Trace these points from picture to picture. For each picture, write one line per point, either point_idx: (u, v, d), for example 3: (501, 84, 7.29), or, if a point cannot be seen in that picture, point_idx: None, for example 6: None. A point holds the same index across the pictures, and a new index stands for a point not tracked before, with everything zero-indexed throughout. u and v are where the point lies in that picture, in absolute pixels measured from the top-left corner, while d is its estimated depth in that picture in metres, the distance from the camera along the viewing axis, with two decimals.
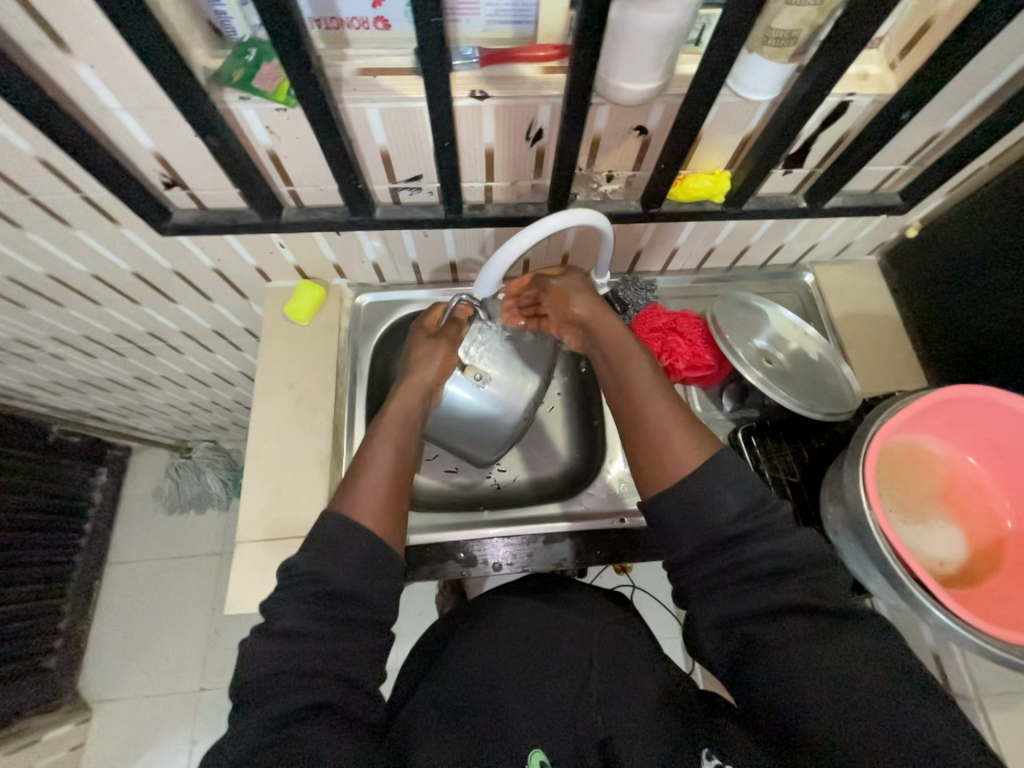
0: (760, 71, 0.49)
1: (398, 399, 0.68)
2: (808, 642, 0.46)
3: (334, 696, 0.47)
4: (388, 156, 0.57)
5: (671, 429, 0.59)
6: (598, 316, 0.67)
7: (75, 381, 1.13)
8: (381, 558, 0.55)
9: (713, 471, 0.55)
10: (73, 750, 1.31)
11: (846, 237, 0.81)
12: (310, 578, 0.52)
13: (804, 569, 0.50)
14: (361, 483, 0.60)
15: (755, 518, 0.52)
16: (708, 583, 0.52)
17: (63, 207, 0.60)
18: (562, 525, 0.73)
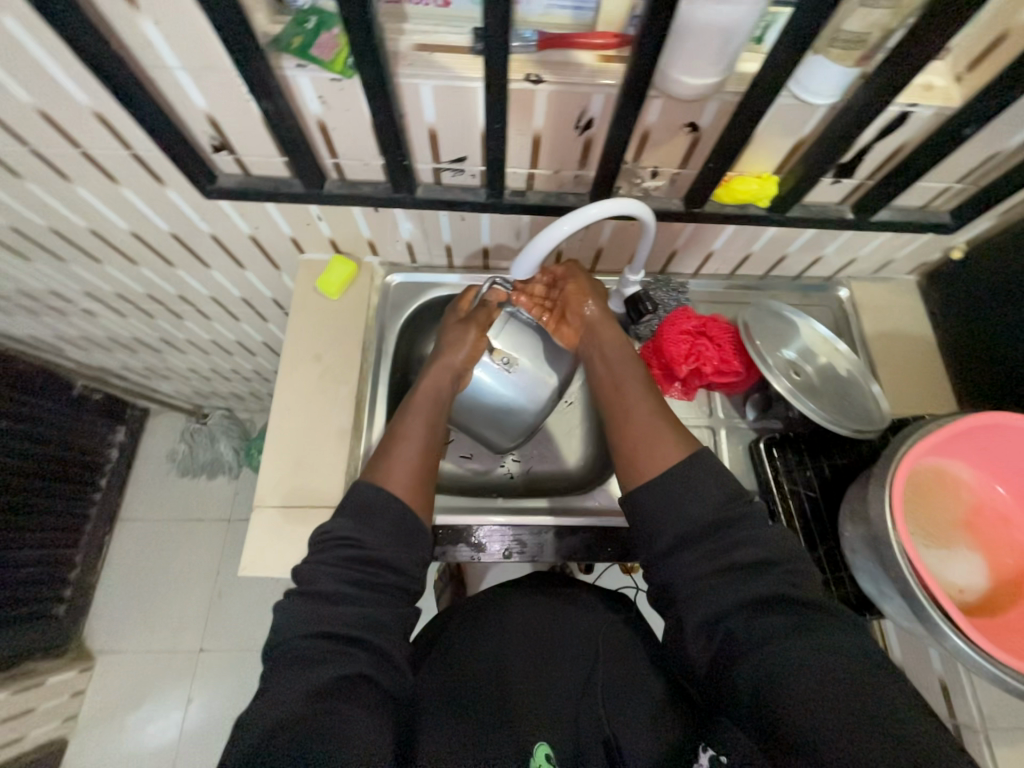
0: (823, 74, 0.48)
1: (428, 380, 0.70)
2: (791, 636, 0.45)
3: (366, 662, 0.50)
4: (435, 135, 0.57)
5: (662, 430, 0.59)
6: (606, 319, 0.70)
7: (104, 338, 1.15)
8: (410, 529, 0.58)
9: (695, 467, 0.55)
10: (74, 695, 1.35)
11: (887, 254, 0.79)
12: (346, 543, 0.55)
13: (784, 562, 0.50)
14: (393, 457, 0.63)
15: (735, 508, 0.53)
16: (691, 580, 0.50)
17: (113, 163, 0.61)
18: (550, 520, 0.72)
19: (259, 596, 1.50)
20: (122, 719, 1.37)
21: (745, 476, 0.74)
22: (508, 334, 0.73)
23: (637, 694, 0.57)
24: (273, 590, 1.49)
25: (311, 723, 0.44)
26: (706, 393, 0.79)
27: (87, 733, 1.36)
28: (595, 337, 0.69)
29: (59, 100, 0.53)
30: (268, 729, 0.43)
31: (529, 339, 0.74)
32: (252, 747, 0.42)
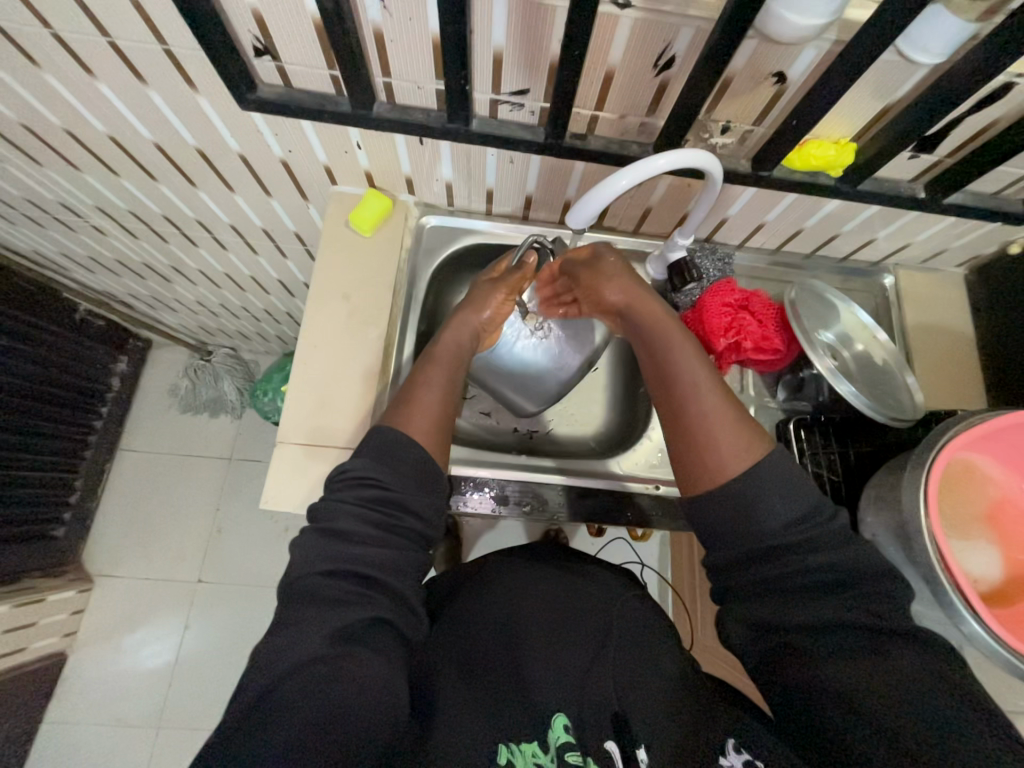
0: (937, 26, 0.44)
1: (444, 336, 0.66)
2: (855, 660, 0.45)
3: (385, 607, 0.50)
4: (501, 59, 0.52)
5: (729, 431, 0.53)
6: (636, 303, 0.61)
7: (110, 260, 1.10)
8: (431, 472, 0.56)
9: (765, 473, 0.51)
10: (73, 614, 1.38)
11: (942, 243, 0.76)
12: (366, 483, 0.54)
13: (859, 587, 0.47)
14: (412, 404, 0.60)
15: (805, 524, 0.49)
16: (746, 589, 0.50)
17: (142, 59, 0.56)
18: (557, 478, 0.72)
19: (257, 536, 1.51)
20: (120, 640, 1.41)
21: None
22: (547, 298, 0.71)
23: (652, 668, 0.57)
24: (273, 531, 1.51)
25: (335, 664, 0.44)
26: (739, 369, 0.78)
27: (86, 650, 1.40)
28: (632, 327, 0.61)
29: None
30: (297, 661, 0.44)
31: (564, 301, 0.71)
32: (276, 678, 0.43)
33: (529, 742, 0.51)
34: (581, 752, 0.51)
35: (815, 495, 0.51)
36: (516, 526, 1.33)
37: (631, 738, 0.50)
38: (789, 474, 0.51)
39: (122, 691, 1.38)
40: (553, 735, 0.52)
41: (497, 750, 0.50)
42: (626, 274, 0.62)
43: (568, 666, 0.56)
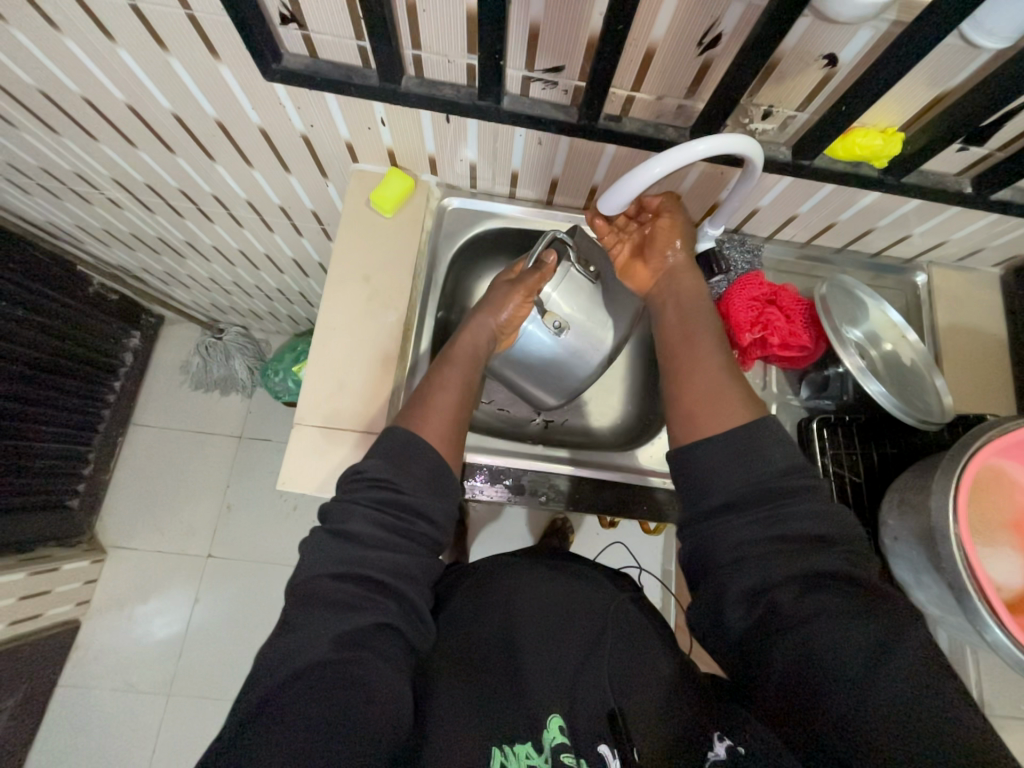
0: (1007, 10, 0.41)
1: (475, 326, 0.66)
2: (844, 619, 0.44)
3: (393, 612, 0.48)
4: (537, 33, 0.50)
5: (732, 392, 0.56)
6: (688, 266, 0.65)
7: (125, 234, 1.09)
8: (444, 477, 0.54)
9: (765, 430, 0.52)
10: (86, 583, 1.41)
11: (979, 241, 0.74)
12: (379, 485, 0.51)
13: (839, 542, 0.48)
14: (429, 404, 0.58)
15: (801, 478, 0.51)
16: (742, 548, 0.49)
17: (164, 24, 0.54)
18: (567, 466, 0.71)
19: (264, 515, 1.52)
20: (132, 610, 1.44)
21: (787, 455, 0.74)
22: (566, 289, 0.68)
23: (649, 671, 0.57)
24: (281, 508, 1.52)
25: (342, 671, 0.43)
26: (762, 366, 0.76)
27: (98, 619, 1.43)
28: (673, 283, 0.65)
29: None
30: (302, 666, 0.43)
31: (589, 295, 0.69)
32: (285, 682, 0.42)
33: (524, 743, 0.51)
34: (577, 753, 0.51)
35: None
36: (519, 515, 1.33)
37: (625, 736, 0.50)
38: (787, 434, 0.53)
39: (134, 659, 1.41)
40: (548, 736, 0.51)
41: (490, 753, 0.49)
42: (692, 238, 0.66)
43: (566, 668, 0.57)
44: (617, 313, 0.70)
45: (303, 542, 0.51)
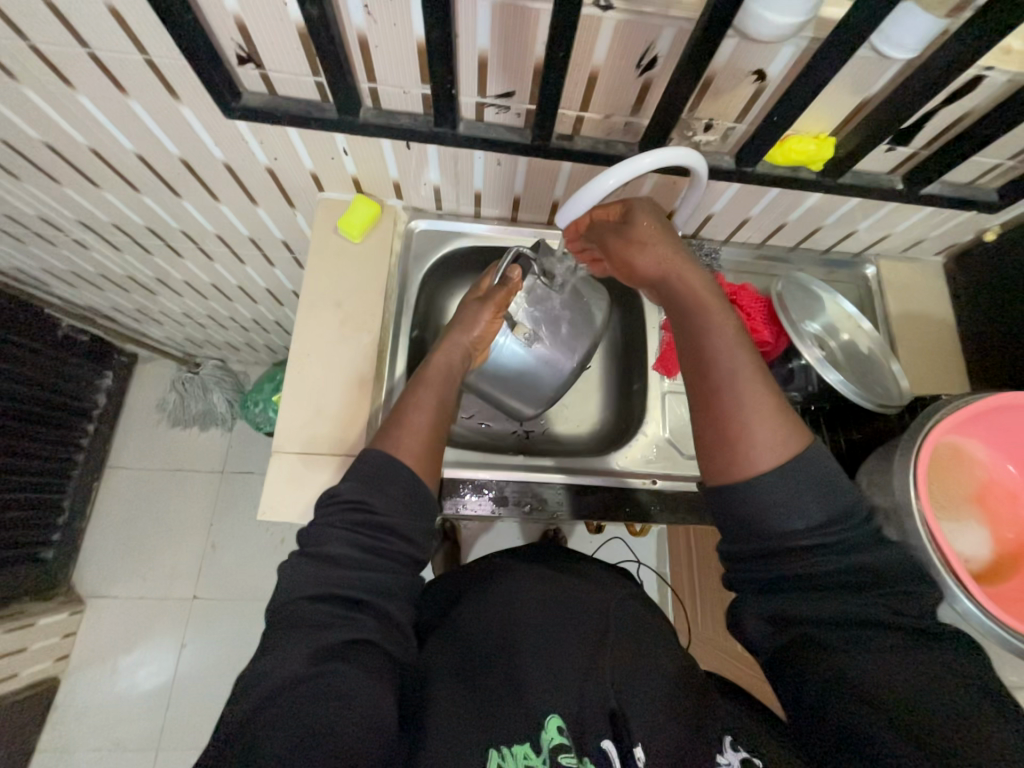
0: (909, 23, 0.45)
1: (446, 351, 0.66)
2: (880, 657, 0.43)
3: (370, 628, 0.47)
4: (486, 63, 0.53)
5: (766, 426, 0.49)
6: (674, 269, 0.55)
7: (93, 274, 1.08)
8: (422, 496, 0.54)
9: (797, 470, 0.47)
10: (65, 637, 1.35)
11: (920, 232, 0.78)
12: (356, 508, 0.51)
13: (882, 589, 0.46)
14: (401, 418, 0.59)
15: (842, 528, 0.47)
16: (770, 583, 0.48)
17: (123, 69, 0.55)
18: (558, 476, 0.72)
19: (250, 549, 1.49)
20: (115, 662, 1.38)
21: None
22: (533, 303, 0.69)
23: (648, 662, 0.56)
24: (268, 542, 1.49)
25: (317, 684, 0.42)
26: None
27: (79, 674, 1.37)
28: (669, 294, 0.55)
29: None
30: (278, 683, 0.42)
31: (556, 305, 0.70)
32: (267, 696, 0.42)
33: (521, 744, 0.50)
34: (576, 753, 0.50)
35: (850, 496, 0.48)
36: (512, 527, 1.33)
37: (627, 736, 0.50)
38: (825, 475, 0.48)
39: (119, 713, 1.35)
40: (545, 736, 0.50)
41: (487, 756, 0.49)
42: (665, 235, 0.56)
43: (566, 668, 0.55)
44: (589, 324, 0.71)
45: (281, 566, 0.50)
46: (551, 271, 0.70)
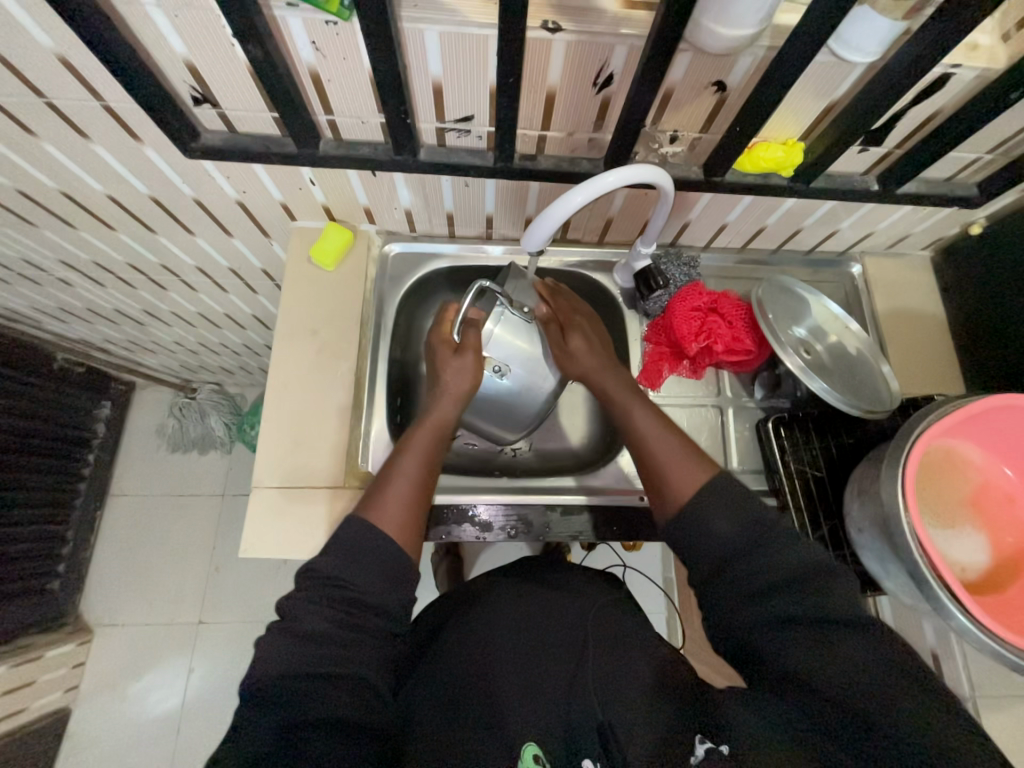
0: (866, 27, 0.44)
1: (438, 405, 0.64)
2: (812, 655, 0.44)
3: (344, 701, 0.46)
4: (441, 89, 0.52)
5: (681, 462, 0.56)
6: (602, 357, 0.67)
7: (82, 309, 1.09)
8: (402, 570, 0.53)
9: (712, 498, 0.52)
10: (74, 668, 1.36)
11: (904, 228, 0.76)
12: (332, 586, 0.50)
13: (809, 582, 0.47)
14: (384, 490, 0.58)
15: (754, 531, 0.50)
16: (720, 599, 0.50)
17: (83, 116, 0.55)
18: (576, 496, 0.71)
19: (252, 572, 1.49)
20: (124, 690, 1.39)
21: (748, 455, 0.75)
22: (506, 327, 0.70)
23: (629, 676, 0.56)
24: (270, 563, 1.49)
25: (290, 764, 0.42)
26: (714, 371, 0.78)
27: (90, 703, 1.37)
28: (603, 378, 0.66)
29: (18, 41, 0.47)
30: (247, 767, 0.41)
31: (525, 333, 0.71)
32: None
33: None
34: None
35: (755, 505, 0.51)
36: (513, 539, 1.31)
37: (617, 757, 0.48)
38: (733, 495, 0.52)
39: (131, 741, 1.35)
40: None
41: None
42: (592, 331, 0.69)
43: (545, 691, 0.55)
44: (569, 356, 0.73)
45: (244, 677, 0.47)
46: (517, 299, 0.71)
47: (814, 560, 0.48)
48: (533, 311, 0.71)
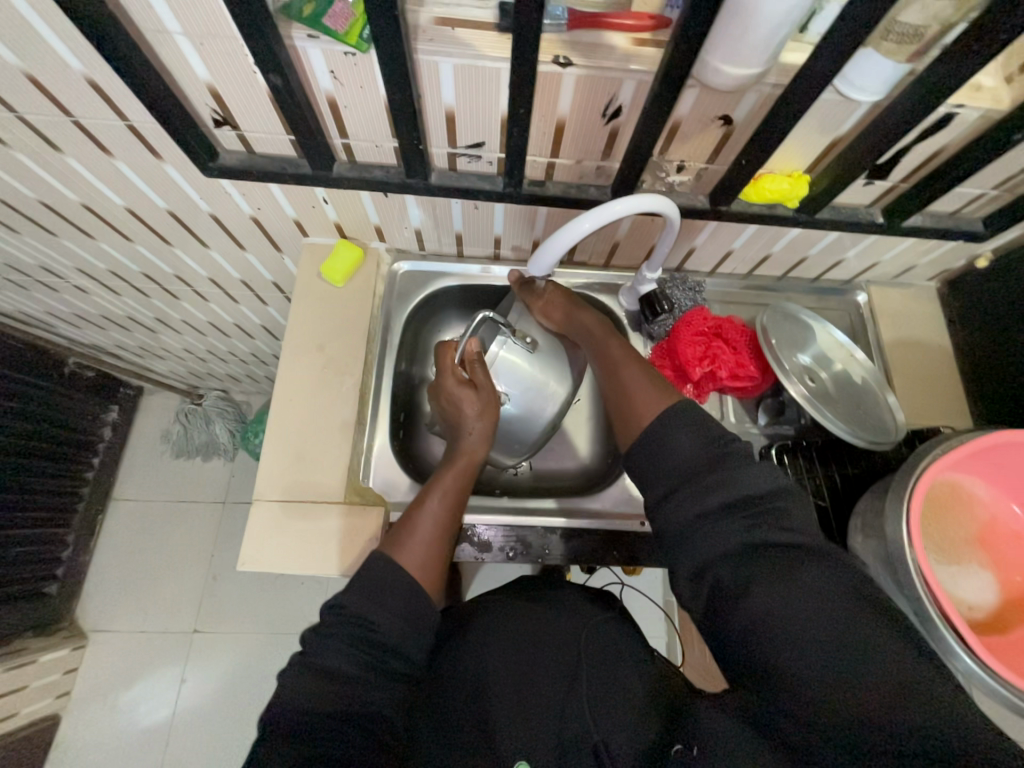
0: (870, 68, 0.45)
1: (466, 442, 0.66)
2: (776, 585, 0.44)
3: (362, 746, 0.44)
4: (453, 117, 0.53)
5: (647, 390, 0.59)
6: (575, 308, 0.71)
7: (95, 315, 1.11)
8: (420, 608, 0.53)
9: (675, 418, 0.55)
10: (66, 673, 1.35)
11: (910, 259, 0.77)
12: (358, 623, 0.50)
13: (769, 507, 0.49)
14: (411, 529, 0.58)
15: (716, 453, 0.52)
16: (686, 530, 0.50)
17: (108, 134, 0.57)
18: (562, 520, 0.70)
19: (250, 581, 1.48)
20: (115, 698, 1.38)
21: None
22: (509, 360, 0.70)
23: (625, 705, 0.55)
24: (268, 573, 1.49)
25: None
26: (718, 396, 0.78)
27: (81, 710, 1.36)
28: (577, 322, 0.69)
29: (50, 64, 0.49)
30: None
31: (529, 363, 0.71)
32: None
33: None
34: None
35: (718, 430, 0.54)
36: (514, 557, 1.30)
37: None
38: (695, 418, 0.55)
39: (119, 752, 1.33)
40: None
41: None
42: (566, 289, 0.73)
43: (538, 717, 0.55)
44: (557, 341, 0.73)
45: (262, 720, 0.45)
46: (520, 329, 0.71)
47: (782, 500, 0.49)
48: (536, 341, 0.72)
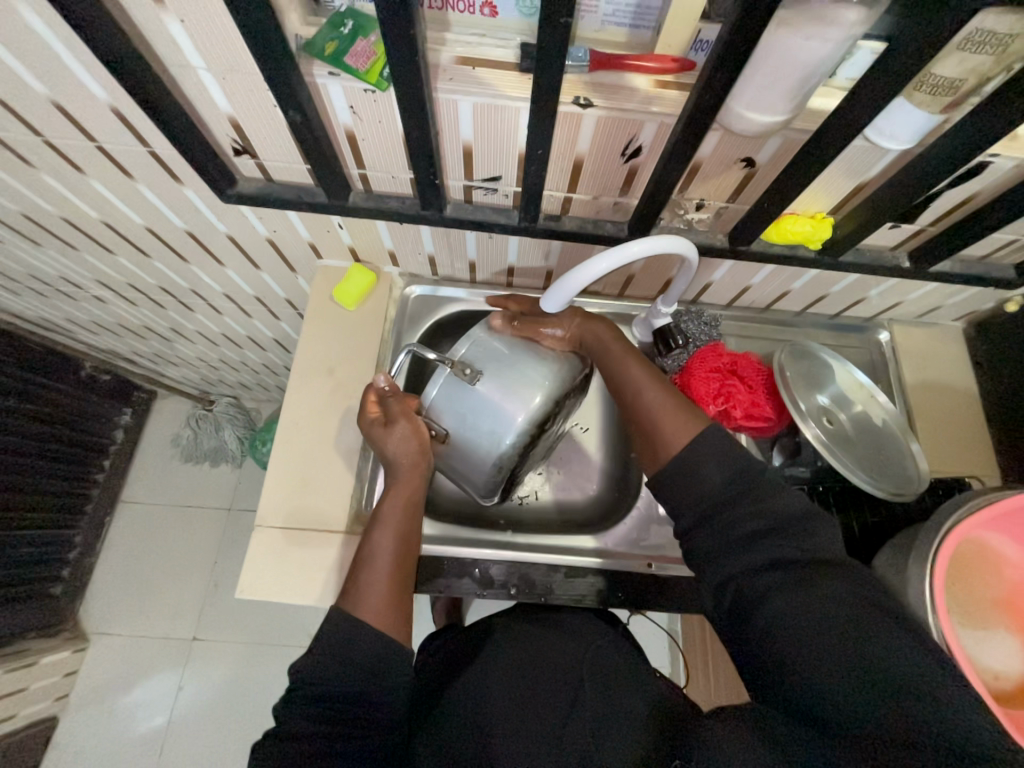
0: (902, 118, 0.44)
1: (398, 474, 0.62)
2: (793, 591, 0.44)
3: None
4: (470, 152, 0.53)
5: (673, 411, 0.58)
6: (593, 333, 0.65)
7: (111, 323, 1.12)
8: (387, 658, 0.50)
9: (701, 442, 0.54)
10: (66, 675, 1.35)
11: (935, 300, 0.75)
12: (316, 688, 0.48)
13: (795, 527, 0.49)
14: (360, 579, 0.55)
15: (742, 480, 0.52)
16: (714, 546, 0.50)
17: (129, 158, 0.58)
18: (566, 558, 0.68)
19: None
20: (112, 703, 1.37)
21: None
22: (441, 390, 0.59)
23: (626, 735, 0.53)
24: None
25: None
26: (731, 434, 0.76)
27: (78, 714, 1.36)
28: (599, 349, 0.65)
29: (75, 92, 0.50)
30: None
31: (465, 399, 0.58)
32: None
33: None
34: None
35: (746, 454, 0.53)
36: None
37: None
38: (722, 439, 0.54)
39: (113, 758, 1.33)
40: None
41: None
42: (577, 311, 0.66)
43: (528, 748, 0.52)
44: (517, 360, 0.59)
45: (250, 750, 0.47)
46: (459, 358, 0.58)
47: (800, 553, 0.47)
48: (481, 374, 0.58)
